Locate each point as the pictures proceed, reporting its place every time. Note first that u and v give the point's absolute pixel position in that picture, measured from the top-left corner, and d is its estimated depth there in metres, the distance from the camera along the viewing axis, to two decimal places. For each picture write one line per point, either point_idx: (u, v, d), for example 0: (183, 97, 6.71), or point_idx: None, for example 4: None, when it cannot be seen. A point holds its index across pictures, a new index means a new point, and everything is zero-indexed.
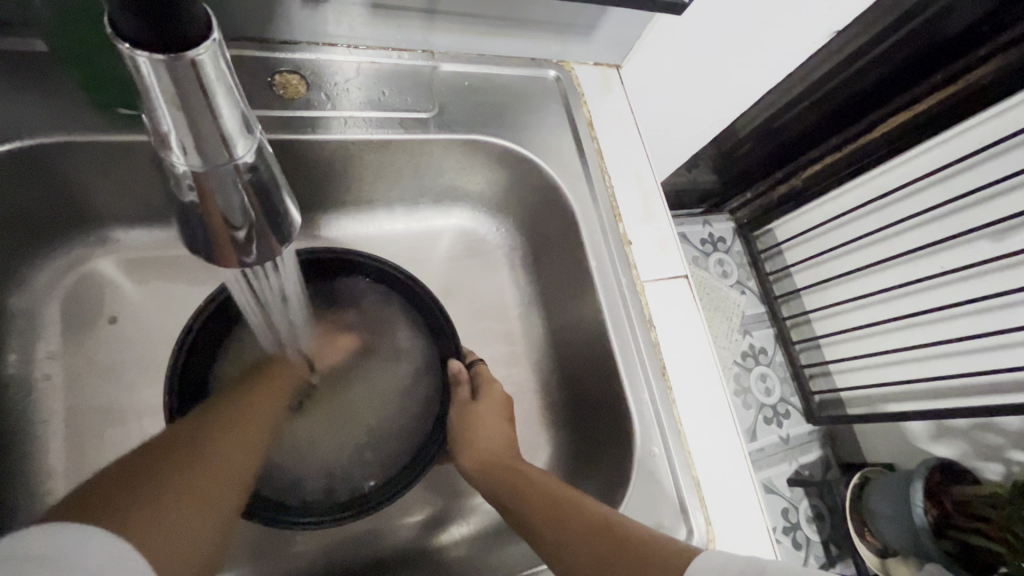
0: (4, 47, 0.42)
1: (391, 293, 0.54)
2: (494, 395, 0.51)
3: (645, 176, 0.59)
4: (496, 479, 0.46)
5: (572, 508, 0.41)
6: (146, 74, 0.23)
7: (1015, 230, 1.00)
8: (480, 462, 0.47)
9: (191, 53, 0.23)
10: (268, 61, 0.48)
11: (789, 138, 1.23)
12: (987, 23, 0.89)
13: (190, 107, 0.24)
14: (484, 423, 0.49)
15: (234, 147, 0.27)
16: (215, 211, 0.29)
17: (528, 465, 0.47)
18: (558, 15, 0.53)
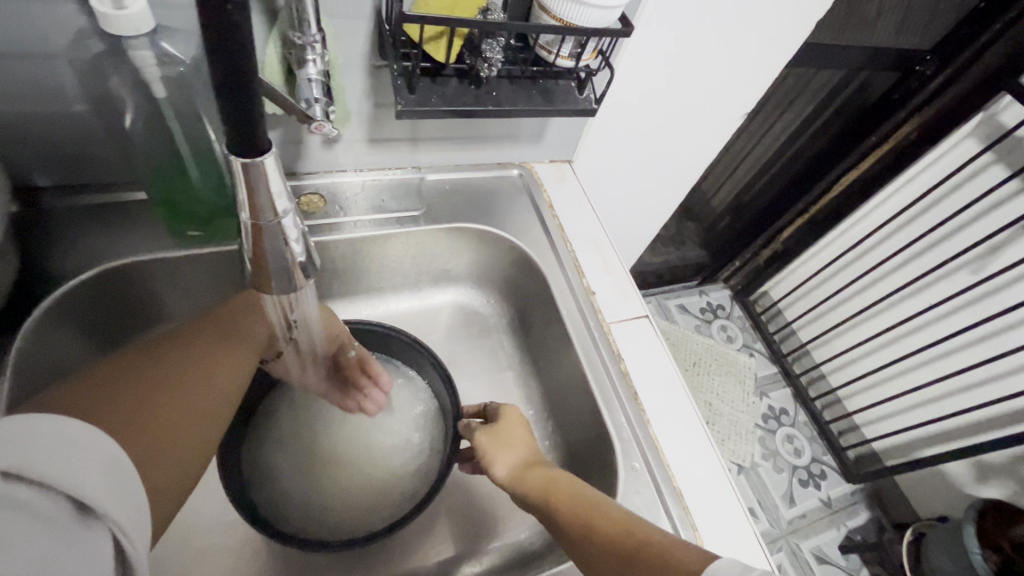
0: (106, 199, 0.57)
1: (399, 350, 0.63)
2: (513, 418, 0.56)
3: (601, 240, 0.72)
4: (528, 486, 0.50)
5: (600, 512, 0.45)
6: (234, 167, 0.30)
7: (984, 259, 1.22)
8: (509, 474, 0.52)
9: (262, 158, 0.29)
10: (296, 188, 0.64)
11: (762, 205, 1.57)
12: (896, 91, 1.25)
13: (256, 189, 0.31)
14: (511, 442, 0.54)
15: (280, 210, 0.33)
16: (266, 261, 0.36)
17: (557, 469, 0.51)
18: (513, 129, 0.69)
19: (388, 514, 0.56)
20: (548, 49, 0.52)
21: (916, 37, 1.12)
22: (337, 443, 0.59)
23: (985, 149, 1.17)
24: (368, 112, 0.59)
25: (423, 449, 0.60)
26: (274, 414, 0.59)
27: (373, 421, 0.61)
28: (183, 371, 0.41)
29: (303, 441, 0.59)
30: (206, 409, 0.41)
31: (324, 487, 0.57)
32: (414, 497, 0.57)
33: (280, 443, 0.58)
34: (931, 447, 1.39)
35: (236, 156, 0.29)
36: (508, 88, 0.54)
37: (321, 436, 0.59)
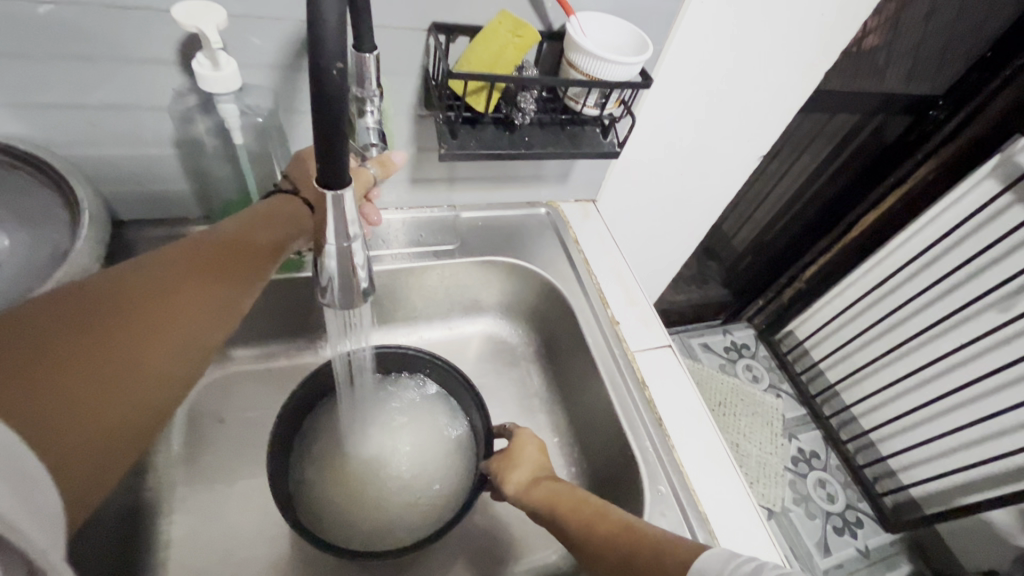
0: (173, 232, 0.63)
1: (440, 376, 0.66)
2: (524, 437, 0.58)
3: (624, 273, 0.76)
4: (536, 500, 0.52)
5: (601, 515, 0.48)
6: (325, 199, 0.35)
7: (1011, 298, 1.21)
8: (519, 489, 0.54)
9: (344, 190, 0.34)
10: None
11: (783, 244, 1.59)
12: (912, 133, 1.29)
13: (339, 213, 0.36)
14: (520, 458, 0.56)
15: (352, 234, 0.38)
16: (333, 282, 0.41)
17: (563, 483, 0.53)
18: (540, 170, 0.75)
19: (416, 530, 0.58)
20: (575, 100, 0.57)
21: (928, 83, 1.17)
22: (381, 455, 0.63)
23: (1006, 189, 1.19)
24: (412, 155, 0.66)
25: (453, 467, 0.63)
26: (316, 431, 0.62)
27: (405, 437, 0.64)
28: (160, 303, 0.38)
29: (340, 453, 0.62)
30: (207, 317, 0.42)
31: (357, 499, 0.60)
32: (446, 514, 0.59)
33: (319, 457, 0.61)
34: (972, 494, 1.34)
35: (326, 189, 0.34)
36: (538, 133, 0.60)
37: (356, 447, 0.63)
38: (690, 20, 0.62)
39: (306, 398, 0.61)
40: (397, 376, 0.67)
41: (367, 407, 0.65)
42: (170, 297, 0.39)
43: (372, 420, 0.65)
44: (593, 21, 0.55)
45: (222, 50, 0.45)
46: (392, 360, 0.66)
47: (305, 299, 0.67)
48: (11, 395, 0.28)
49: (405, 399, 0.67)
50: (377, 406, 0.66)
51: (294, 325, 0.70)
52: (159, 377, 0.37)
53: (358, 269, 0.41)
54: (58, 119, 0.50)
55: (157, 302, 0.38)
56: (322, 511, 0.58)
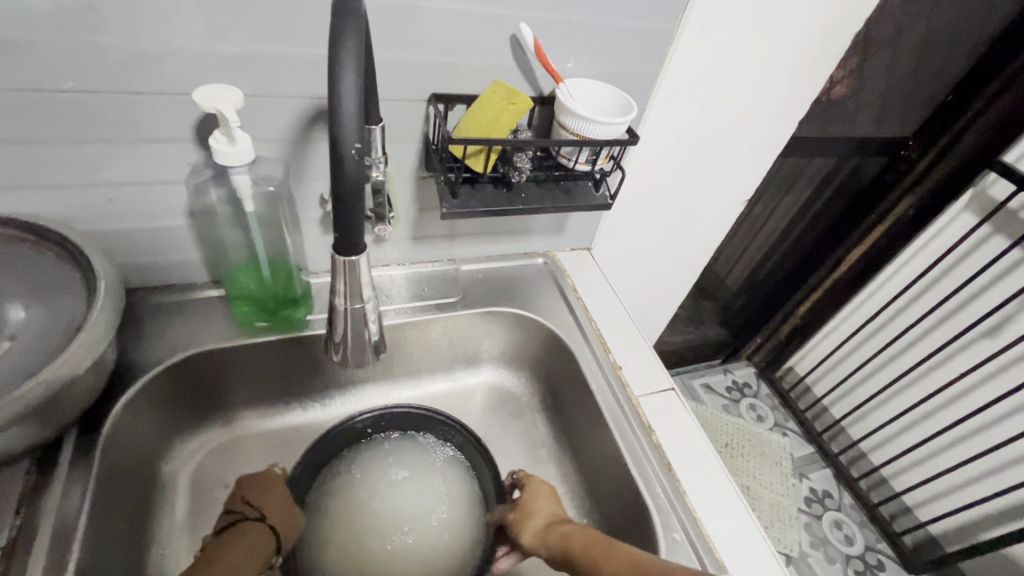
0: (184, 297, 0.65)
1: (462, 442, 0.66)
2: (537, 485, 0.59)
3: (623, 318, 0.77)
4: (551, 545, 0.53)
5: (607, 554, 0.49)
6: (342, 264, 0.38)
7: (1000, 327, 1.24)
8: (534, 535, 0.55)
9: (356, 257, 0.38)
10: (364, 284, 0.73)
11: (775, 283, 1.63)
12: (889, 172, 1.34)
13: (350, 275, 0.39)
14: (531, 503, 0.58)
15: (364, 294, 0.41)
16: (348, 339, 0.44)
17: (575, 525, 0.54)
18: (537, 222, 0.78)
19: None
20: (567, 158, 0.60)
21: (897, 126, 1.22)
22: (400, 524, 0.61)
23: (982, 221, 1.24)
24: (413, 214, 0.69)
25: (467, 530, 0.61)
26: (331, 487, 0.62)
27: (422, 492, 0.63)
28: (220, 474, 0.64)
29: (356, 507, 0.61)
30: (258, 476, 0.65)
31: (366, 560, 0.58)
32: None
33: (329, 514, 0.60)
34: (992, 529, 1.31)
35: (341, 254, 0.38)
36: (535, 190, 0.63)
37: (373, 500, 0.62)
38: (668, 83, 0.67)
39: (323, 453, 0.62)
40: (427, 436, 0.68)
41: (398, 457, 0.66)
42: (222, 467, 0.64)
43: (408, 479, 0.64)
44: (579, 86, 0.59)
45: (239, 128, 0.48)
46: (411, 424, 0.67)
47: (315, 357, 0.68)
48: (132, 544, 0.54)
49: (441, 464, 0.66)
50: (396, 460, 0.65)
51: (303, 383, 0.70)
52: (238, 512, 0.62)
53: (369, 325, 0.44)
54: (78, 197, 0.53)
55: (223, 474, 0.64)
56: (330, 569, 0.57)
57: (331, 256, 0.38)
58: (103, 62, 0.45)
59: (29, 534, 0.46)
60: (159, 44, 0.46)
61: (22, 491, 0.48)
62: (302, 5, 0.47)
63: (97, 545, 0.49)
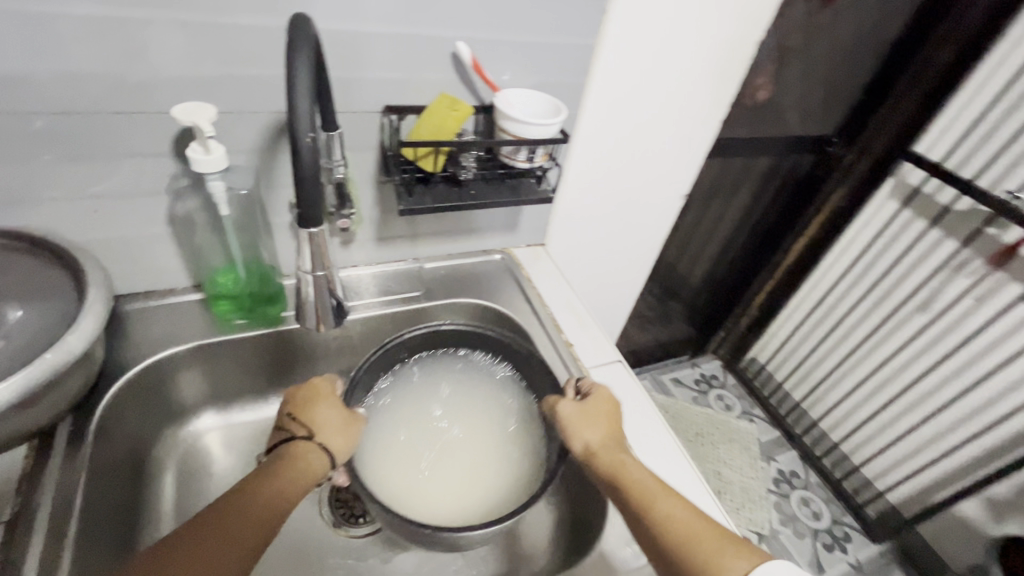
0: (166, 300, 0.70)
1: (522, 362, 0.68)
2: (602, 404, 0.63)
3: (575, 302, 0.85)
4: (602, 465, 0.58)
5: (653, 502, 0.54)
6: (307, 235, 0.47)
7: (928, 302, 1.36)
8: (588, 448, 0.59)
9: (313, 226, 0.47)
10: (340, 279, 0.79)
11: (730, 278, 1.74)
12: (819, 167, 1.45)
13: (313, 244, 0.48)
14: (594, 416, 0.62)
15: None
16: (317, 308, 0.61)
17: (627, 458, 0.59)
18: (491, 221, 0.86)
19: (434, 503, 0.59)
20: (509, 157, 0.68)
21: (821, 125, 1.34)
22: (444, 433, 0.65)
23: (903, 207, 1.37)
24: (376, 216, 0.76)
25: (500, 449, 0.65)
26: (390, 391, 0.67)
27: (475, 418, 0.67)
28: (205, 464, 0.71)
29: (409, 414, 0.65)
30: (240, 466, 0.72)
31: (399, 461, 0.61)
32: (472, 490, 0.60)
33: (382, 409, 0.65)
34: (942, 491, 1.40)
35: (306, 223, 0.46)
36: (483, 187, 0.71)
37: (429, 413, 0.66)
38: (595, 90, 0.76)
39: (394, 354, 0.66)
40: (481, 355, 0.71)
41: (462, 380, 0.70)
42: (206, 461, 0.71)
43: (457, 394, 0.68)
44: (514, 95, 0.68)
45: (213, 139, 0.55)
46: (492, 344, 0.69)
47: (291, 351, 0.75)
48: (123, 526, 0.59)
49: (492, 383, 0.70)
50: (460, 382, 0.69)
51: (282, 378, 0.77)
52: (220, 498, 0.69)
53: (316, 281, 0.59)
54: (66, 209, 0.58)
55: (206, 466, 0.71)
56: (370, 453, 0.61)
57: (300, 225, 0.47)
58: (89, 89, 0.52)
59: (27, 511, 0.50)
60: (138, 71, 0.52)
61: (21, 473, 0.52)
62: (263, 33, 0.55)
63: (92, 524, 0.54)
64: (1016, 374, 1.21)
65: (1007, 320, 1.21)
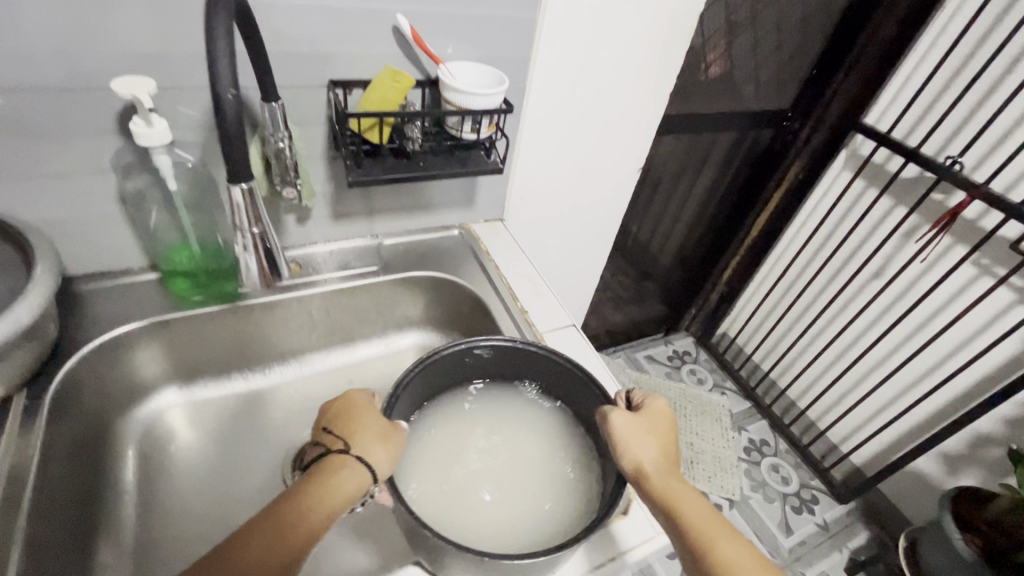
0: (123, 280, 0.71)
1: (565, 381, 0.67)
2: (651, 421, 0.59)
3: (531, 272, 0.87)
4: (654, 491, 0.55)
5: (709, 538, 0.53)
6: (235, 195, 0.52)
7: (883, 268, 1.41)
8: (638, 471, 0.56)
9: (235, 186, 0.51)
10: (298, 255, 0.81)
11: (698, 255, 1.78)
12: (776, 142, 1.49)
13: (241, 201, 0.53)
14: (646, 432, 0.58)
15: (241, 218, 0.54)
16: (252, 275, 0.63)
17: (677, 481, 0.56)
18: (447, 196, 0.87)
19: (469, 531, 0.56)
20: (455, 127, 0.70)
21: (777, 101, 1.38)
22: (487, 457, 0.64)
23: (856, 177, 1.42)
24: (330, 192, 0.77)
25: (541, 471, 0.64)
26: (435, 417, 0.67)
27: (518, 443, 0.66)
28: (166, 437, 0.72)
29: (454, 442, 0.65)
30: (203, 438, 0.74)
31: (438, 489, 0.60)
32: (505, 514, 0.58)
33: (424, 439, 0.64)
34: (901, 449, 1.46)
35: (234, 183, 0.51)
36: (433, 159, 0.72)
37: (475, 443, 0.66)
38: (541, 63, 0.78)
39: (435, 371, 0.65)
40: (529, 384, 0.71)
41: (510, 406, 0.70)
42: (168, 434, 0.73)
43: (505, 426, 0.68)
44: (459, 67, 0.69)
45: (154, 112, 0.55)
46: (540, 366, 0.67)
47: (251, 326, 0.76)
48: (85, 496, 0.60)
49: (539, 411, 0.69)
50: (507, 409, 0.70)
51: (244, 355, 0.78)
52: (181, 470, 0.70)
53: (257, 255, 0.59)
54: (9, 189, 0.58)
55: (168, 439, 0.72)
56: (410, 481, 0.60)
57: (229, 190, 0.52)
58: (23, 61, 0.52)
59: None
60: (73, 45, 0.53)
61: None
62: (198, 6, 0.56)
63: (54, 493, 0.55)
64: (965, 333, 1.27)
65: (955, 281, 1.26)
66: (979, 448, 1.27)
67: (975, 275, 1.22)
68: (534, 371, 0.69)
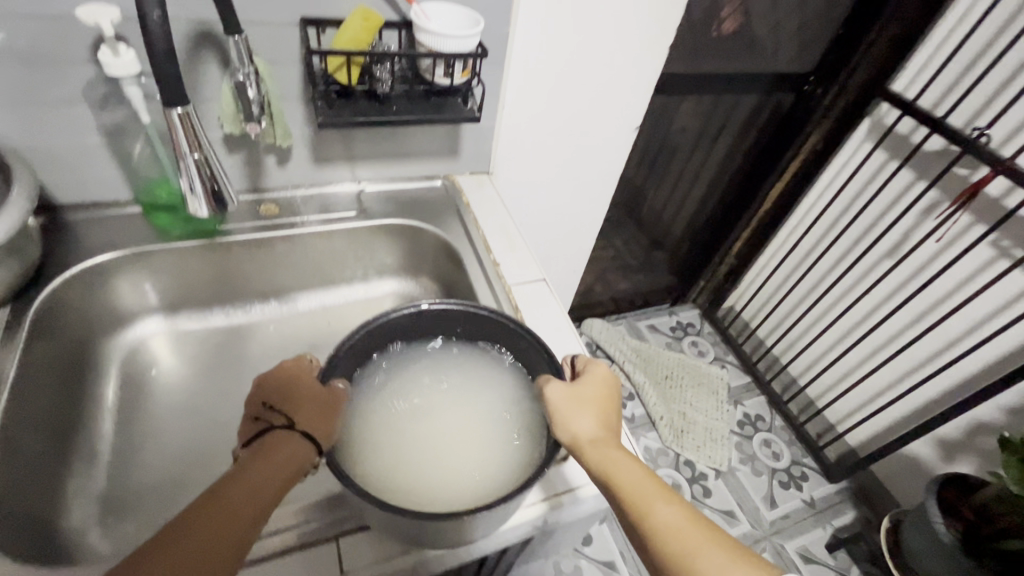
0: (106, 211, 0.74)
1: (518, 347, 0.67)
2: (591, 391, 0.60)
3: (510, 227, 0.87)
4: (590, 461, 0.55)
5: (643, 503, 0.51)
6: (172, 119, 0.54)
7: (897, 245, 1.35)
8: (576, 442, 0.56)
9: (170, 110, 0.53)
10: (278, 197, 0.82)
11: (708, 225, 1.73)
12: (796, 109, 1.41)
13: (178, 123, 0.55)
14: (582, 401, 0.59)
15: (182, 143, 0.56)
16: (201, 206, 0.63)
17: (616, 450, 0.55)
18: (430, 145, 0.87)
19: (398, 486, 0.57)
20: (427, 71, 0.69)
21: (800, 63, 1.30)
22: (435, 416, 0.65)
23: (877, 148, 1.35)
24: (308, 135, 0.77)
25: (486, 434, 0.63)
26: (393, 369, 0.67)
27: (470, 404, 0.66)
28: (147, 362, 0.77)
29: (406, 397, 0.66)
30: (181, 365, 0.78)
31: (380, 441, 0.61)
32: (438, 473, 0.59)
33: (376, 391, 0.65)
34: (898, 433, 1.43)
35: (173, 108, 0.54)
36: (406, 102, 0.72)
37: (427, 399, 0.66)
38: (526, 7, 0.75)
39: (392, 327, 0.65)
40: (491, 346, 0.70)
41: (468, 366, 0.69)
42: (150, 360, 0.77)
43: (451, 384, 0.67)
44: (435, 9, 0.68)
45: (122, 43, 0.57)
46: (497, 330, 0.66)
47: (230, 263, 0.79)
48: (63, 410, 0.65)
49: (496, 374, 0.69)
50: (466, 368, 0.69)
51: (225, 292, 0.82)
52: (159, 393, 0.75)
53: (200, 183, 0.60)
54: None
55: (149, 365, 0.77)
56: (355, 430, 0.61)
57: (165, 112, 0.54)
58: None
59: None
60: None
61: None
62: None
63: (30, 403, 0.59)
64: (976, 317, 1.21)
65: (970, 262, 1.20)
66: (977, 436, 1.24)
67: (992, 257, 1.16)
68: (489, 334, 0.68)
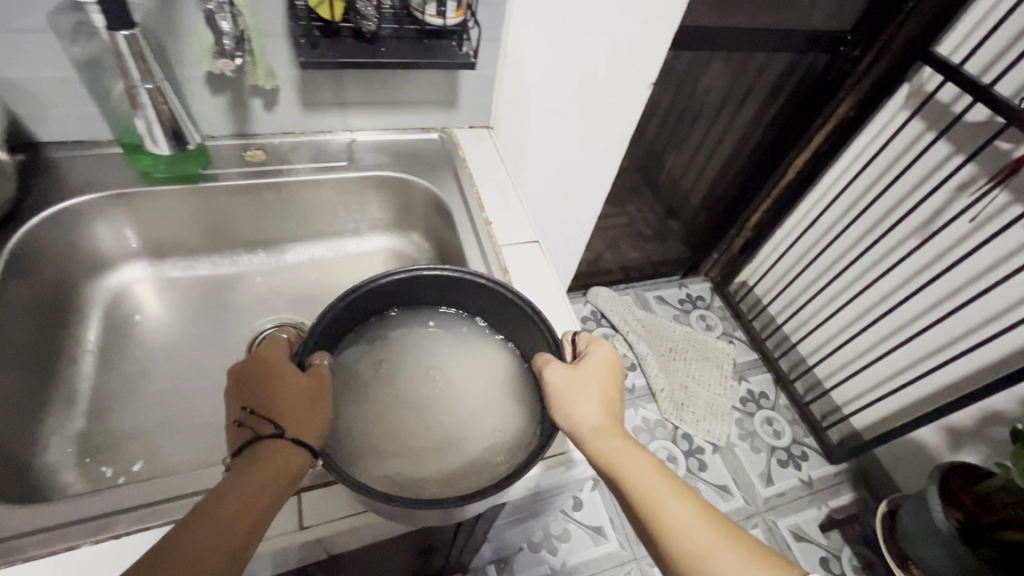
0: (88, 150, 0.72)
1: (511, 320, 0.64)
2: (591, 374, 0.56)
3: (506, 185, 0.83)
4: (592, 451, 0.53)
5: (649, 497, 0.49)
6: (118, 43, 0.58)
7: (925, 224, 1.27)
8: (576, 429, 0.54)
9: (114, 34, 0.57)
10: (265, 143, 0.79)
11: (725, 195, 1.65)
12: (829, 72, 1.31)
13: (123, 48, 0.59)
14: (583, 386, 0.55)
15: (130, 71, 0.61)
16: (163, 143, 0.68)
17: (620, 439, 0.53)
18: (425, 94, 0.82)
19: (375, 458, 0.56)
20: (418, 8, 0.64)
21: (838, 20, 1.19)
22: (419, 387, 0.62)
23: (915, 117, 1.25)
24: (295, 77, 0.73)
25: (470, 412, 0.61)
26: (382, 334, 0.66)
27: (456, 378, 0.64)
28: (132, 306, 0.77)
29: (393, 366, 0.64)
30: (166, 310, 0.78)
31: (361, 411, 0.59)
32: (416, 448, 0.57)
33: (361, 357, 0.63)
34: (906, 419, 1.39)
35: (119, 32, 0.57)
36: (396, 45, 0.68)
37: (413, 369, 0.64)
38: None
39: (382, 291, 0.62)
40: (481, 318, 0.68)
41: (459, 338, 0.67)
42: (134, 304, 0.77)
43: (440, 355, 0.65)
44: None
45: None
46: (495, 302, 0.63)
47: (216, 210, 0.77)
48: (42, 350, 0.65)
49: (486, 350, 0.67)
50: (457, 340, 0.67)
51: (213, 241, 0.80)
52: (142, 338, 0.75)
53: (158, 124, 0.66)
54: None
55: (133, 309, 0.77)
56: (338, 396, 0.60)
57: (111, 36, 0.58)
58: None
59: None
60: None
61: None
62: None
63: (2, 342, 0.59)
64: (1002, 302, 1.14)
65: (1001, 245, 1.13)
66: (990, 426, 1.19)
67: None
68: (483, 305, 0.65)
